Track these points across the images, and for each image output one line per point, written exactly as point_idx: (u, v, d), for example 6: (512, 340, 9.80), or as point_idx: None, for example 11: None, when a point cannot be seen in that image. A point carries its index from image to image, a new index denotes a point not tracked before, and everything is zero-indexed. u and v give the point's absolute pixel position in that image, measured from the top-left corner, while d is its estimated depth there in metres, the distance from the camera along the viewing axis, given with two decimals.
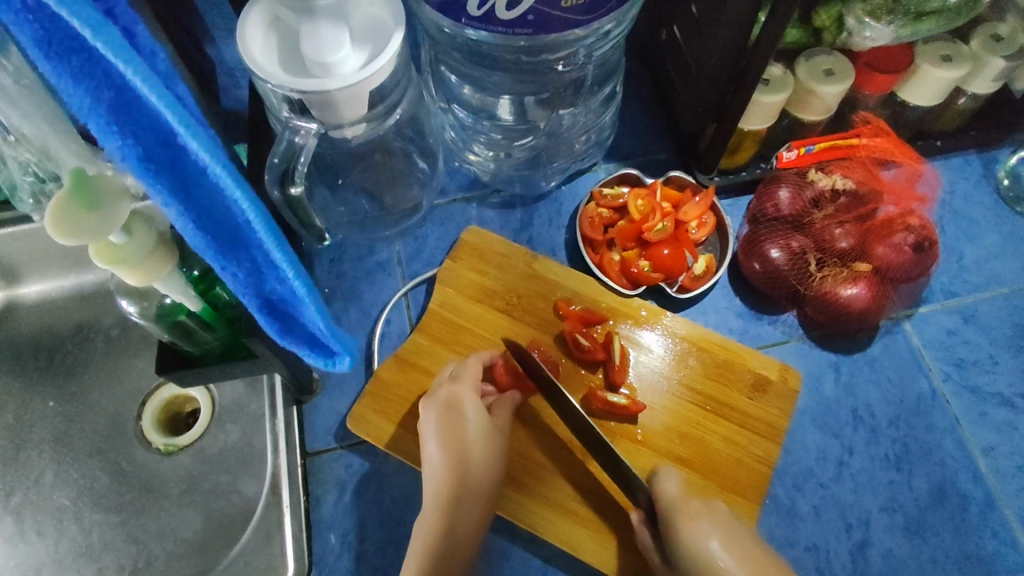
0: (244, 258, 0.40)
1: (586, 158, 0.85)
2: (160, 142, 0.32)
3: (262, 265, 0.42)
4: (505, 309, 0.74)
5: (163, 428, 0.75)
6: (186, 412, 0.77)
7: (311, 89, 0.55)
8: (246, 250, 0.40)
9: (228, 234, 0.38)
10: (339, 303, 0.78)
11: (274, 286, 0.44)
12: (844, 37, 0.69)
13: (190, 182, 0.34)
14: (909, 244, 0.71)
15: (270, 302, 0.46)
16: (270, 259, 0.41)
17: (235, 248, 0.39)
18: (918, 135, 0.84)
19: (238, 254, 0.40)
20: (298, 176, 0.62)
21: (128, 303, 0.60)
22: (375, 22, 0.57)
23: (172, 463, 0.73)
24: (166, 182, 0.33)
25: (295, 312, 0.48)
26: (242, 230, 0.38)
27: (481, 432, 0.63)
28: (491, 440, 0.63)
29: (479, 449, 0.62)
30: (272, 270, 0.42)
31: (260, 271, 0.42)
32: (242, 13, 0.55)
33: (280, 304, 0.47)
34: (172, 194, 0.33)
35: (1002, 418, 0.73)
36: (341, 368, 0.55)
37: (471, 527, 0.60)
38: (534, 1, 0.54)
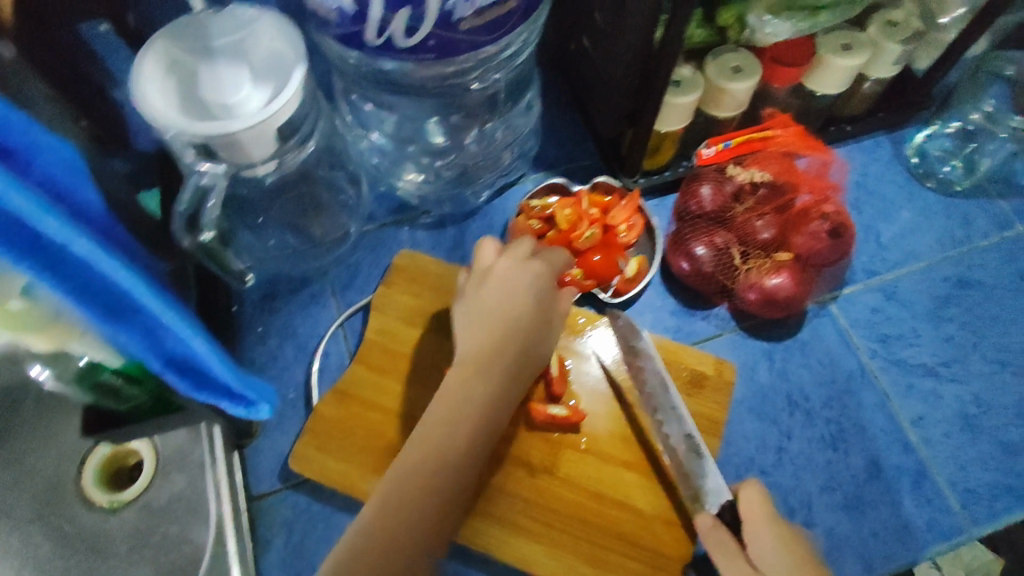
0: (133, 322, 0.39)
1: (512, 171, 0.86)
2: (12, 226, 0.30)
3: (157, 329, 0.41)
4: (440, 330, 0.74)
5: (106, 484, 0.72)
6: (130, 465, 0.73)
7: (212, 134, 0.54)
8: (135, 316, 0.39)
9: (109, 300, 0.37)
10: (273, 341, 0.77)
11: (175, 348, 0.43)
12: (748, 34, 0.72)
13: (59, 257, 0.33)
14: (825, 230, 0.73)
15: (177, 361, 0.44)
16: (161, 321, 0.40)
17: (123, 316, 0.39)
18: (829, 121, 0.87)
19: (126, 321, 0.39)
20: (209, 221, 0.61)
21: (41, 368, 0.57)
22: (276, 57, 0.58)
23: (118, 521, 0.70)
24: (30, 264, 0.32)
25: (205, 372, 0.47)
26: (122, 292, 0.37)
27: (506, 304, 0.57)
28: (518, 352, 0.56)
29: (501, 356, 0.55)
30: (166, 333, 0.41)
31: (155, 334, 0.41)
32: (134, 60, 0.55)
33: (188, 363, 0.45)
34: (40, 275, 0.32)
35: (927, 388, 0.75)
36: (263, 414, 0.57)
37: (485, 402, 0.54)
38: (434, 26, 0.53)
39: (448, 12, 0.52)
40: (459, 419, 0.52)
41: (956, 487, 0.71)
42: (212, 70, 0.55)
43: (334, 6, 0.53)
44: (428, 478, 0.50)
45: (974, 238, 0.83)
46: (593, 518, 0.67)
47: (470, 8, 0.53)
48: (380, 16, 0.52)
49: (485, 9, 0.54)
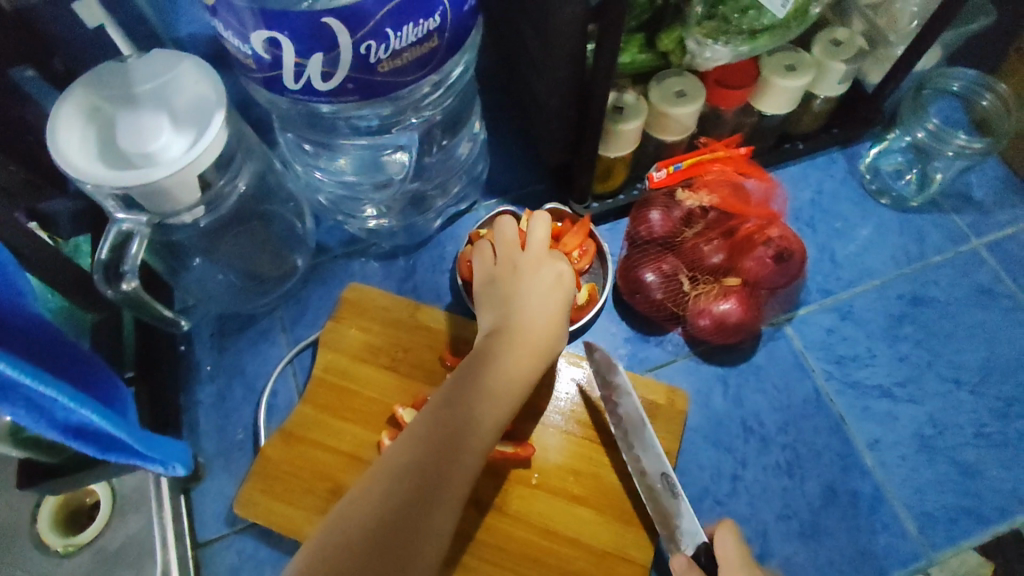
0: (16, 400, 0.43)
1: (463, 199, 0.86)
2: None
3: (45, 403, 0.44)
4: (390, 364, 0.74)
5: (62, 527, 0.70)
6: (88, 506, 0.71)
7: (128, 184, 0.53)
8: (18, 394, 0.43)
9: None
10: (222, 381, 0.76)
11: (69, 415, 0.47)
12: (689, 59, 0.72)
13: None
14: (770, 256, 0.72)
15: (75, 429, 0.48)
16: (46, 395, 0.44)
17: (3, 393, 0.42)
18: (783, 139, 0.87)
19: (11, 398, 0.42)
20: (130, 269, 0.58)
21: None
22: (199, 102, 0.57)
23: (71, 565, 0.68)
24: None
25: (104, 434, 0.51)
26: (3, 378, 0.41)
27: (542, 311, 0.57)
28: (530, 351, 0.54)
29: (512, 353, 0.53)
30: (54, 405, 0.45)
31: (43, 408, 0.44)
32: (54, 110, 0.55)
33: (87, 430, 0.49)
34: None
35: (883, 410, 0.74)
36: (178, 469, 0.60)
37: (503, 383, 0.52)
38: (350, 71, 0.53)
39: (363, 55, 0.52)
40: (464, 400, 0.50)
41: (913, 511, 0.70)
42: (132, 119, 0.55)
43: (250, 53, 0.52)
44: (415, 453, 0.47)
45: (928, 254, 0.82)
46: (543, 557, 0.65)
47: (386, 51, 0.52)
48: (294, 63, 0.52)
49: (402, 51, 0.53)
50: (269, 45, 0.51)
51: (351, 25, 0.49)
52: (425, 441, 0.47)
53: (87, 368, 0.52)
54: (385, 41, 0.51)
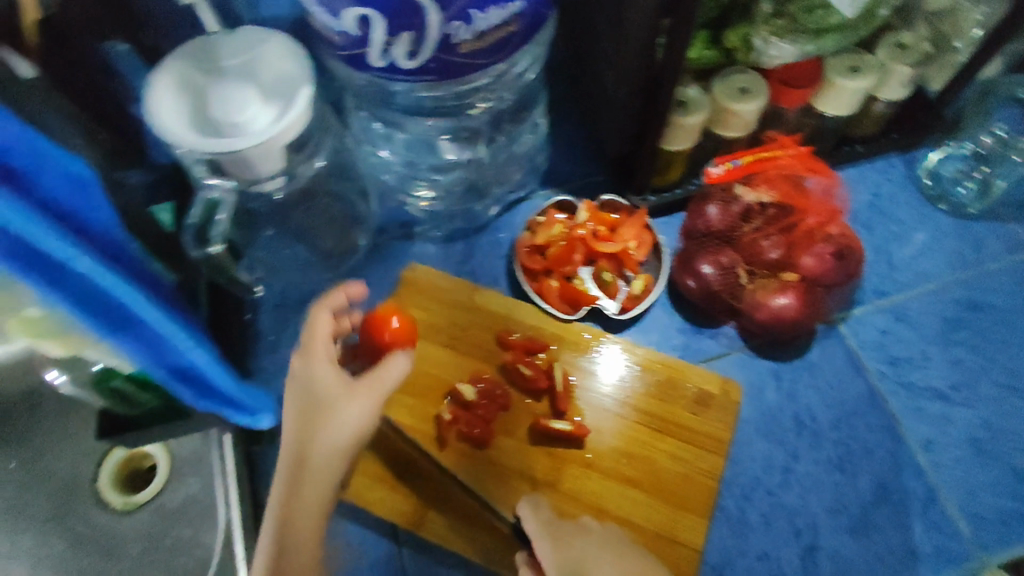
0: (136, 335, 0.43)
1: (522, 187, 0.87)
2: (25, 244, 0.34)
3: (160, 339, 0.44)
4: (448, 343, 0.75)
5: (122, 486, 0.76)
6: (145, 467, 0.78)
7: (219, 150, 0.56)
8: (138, 327, 0.42)
9: (114, 314, 0.41)
10: (285, 351, 0.79)
11: (180, 355, 0.46)
12: (754, 56, 0.72)
13: (59, 272, 0.36)
14: (830, 253, 0.73)
15: (180, 370, 0.47)
16: (161, 331, 0.43)
17: (127, 326, 0.42)
18: (841, 141, 0.87)
19: (133, 332, 0.43)
20: (218, 233, 0.63)
21: (58, 372, 0.60)
22: (286, 78, 0.60)
23: (131, 522, 0.74)
24: (37, 275, 0.35)
25: (207, 379, 0.50)
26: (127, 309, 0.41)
27: (338, 447, 0.59)
28: (353, 410, 0.60)
29: (343, 415, 0.60)
30: (169, 343, 0.45)
31: (158, 344, 0.44)
32: (149, 75, 0.57)
33: (191, 371, 0.48)
34: (46, 286, 0.36)
35: (937, 412, 0.74)
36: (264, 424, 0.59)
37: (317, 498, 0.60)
38: (434, 51, 0.55)
39: (448, 35, 0.54)
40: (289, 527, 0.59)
41: (967, 513, 0.70)
42: (222, 90, 0.57)
43: (340, 30, 0.55)
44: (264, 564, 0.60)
45: (986, 260, 0.82)
46: None
47: (469, 32, 0.54)
48: (383, 40, 0.54)
49: (485, 33, 0.55)
50: (360, 22, 0.53)
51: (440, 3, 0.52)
52: (311, 532, 0.60)
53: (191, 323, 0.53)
54: (469, 23, 0.54)
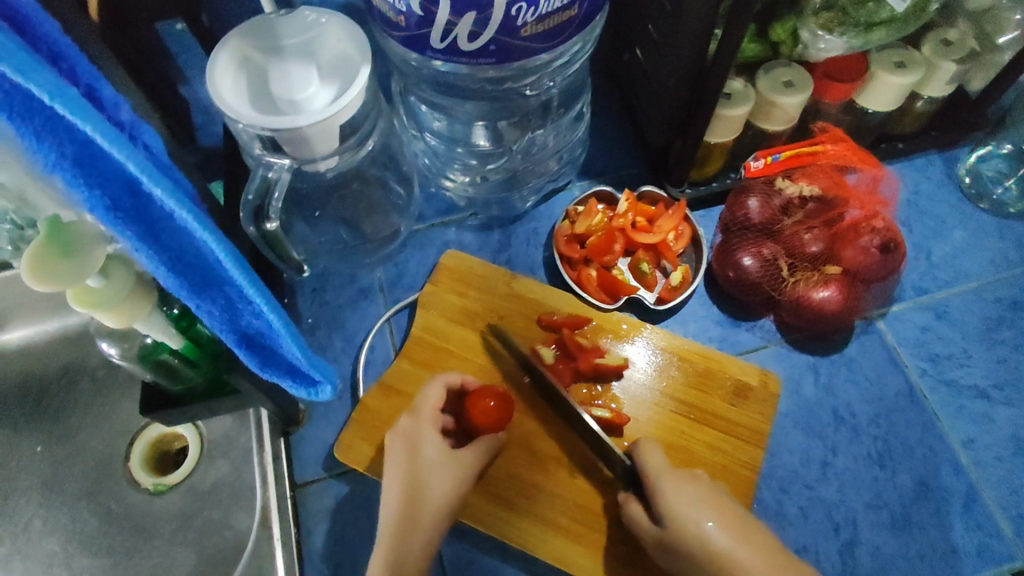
0: (216, 295, 0.40)
1: (560, 177, 0.87)
2: (128, 192, 0.32)
3: (237, 301, 0.42)
4: (487, 329, 0.76)
5: (153, 468, 0.76)
6: (175, 450, 0.77)
7: (280, 127, 0.56)
8: (219, 288, 0.40)
9: (200, 275, 0.39)
10: (322, 334, 0.79)
11: (251, 320, 0.44)
12: (801, 49, 0.73)
13: (156, 222, 0.34)
14: (876, 246, 0.73)
15: (249, 337, 0.46)
16: (244, 295, 0.41)
17: (208, 287, 0.40)
18: (880, 138, 0.87)
19: (211, 293, 0.40)
20: (274, 212, 0.63)
21: (108, 345, 0.60)
22: (343, 57, 0.60)
23: (163, 502, 0.74)
24: (133, 227, 0.33)
25: (275, 347, 0.48)
26: (213, 268, 0.39)
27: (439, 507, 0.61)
28: (444, 477, 0.62)
29: (435, 479, 0.61)
30: (246, 306, 0.42)
31: (235, 306, 0.42)
32: (211, 55, 0.58)
33: (259, 338, 0.46)
34: (141, 239, 0.34)
35: (978, 410, 0.74)
36: (324, 397, 0.55)
37: (420, 555, 0.59)
38: (495, 33, 0.55)
39: (512, 17, 0.54)
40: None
41: (1008, 512, 0.69)
42: (282, 68, 0.58)
43: (403, 10, 0.55)
44: None
45: None
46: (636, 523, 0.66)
47: (532, 14, 0.55)
48: (446, 21, 0.55)
49: (547, 17, 0.56)
50: (424, 2, 0.53)
51: None
52: None
53: None
54: (534, 5, 0.54)
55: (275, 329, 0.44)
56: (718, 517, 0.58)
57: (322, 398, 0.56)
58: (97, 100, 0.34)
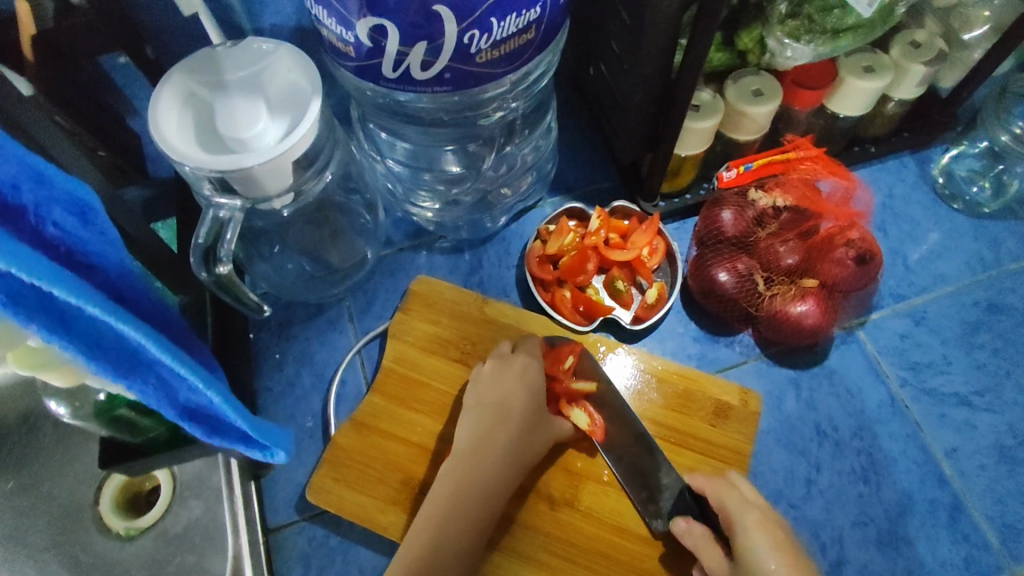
0: (147, 376, 0.40)
1: (530, 195, 0.85)
2: (25, 286, 0.32)
3: (172, 379, 0.42)
4: (461, 358, 0.73)
5: (124, 511, 0.73)
6: (147, 490, 0.74)
7: (228, 168, 0.54)
8: (149, 368, 0.40)
9: (126, 357, 0.39)
10: (291, 369, 0.77)
11: (192, 396, 0.44)
12: (768, 58, 0.71)
13: (64, 314, 0.34)
14: (851, 258, 0.72)
15: (192, 411, 0.45)
16: (176, 373, 0.41)
17: (138, 369, 0.40)
18: (852, 141, 0.86)
19: (142, 373, 0.40)
20: (225, 254, 0.59)
21: (58, 404, 0.57)
22: (292, 89, 0.58)
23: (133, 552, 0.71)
24: (41, 322, 0.34)
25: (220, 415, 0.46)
26: (136, 348, 0.39)
27: (520, 445, 0.61)
28: (498, 466, 0.60)
29: (517, 420, 0.62)
30: (182, 383, 0.42)
31: (169, 386, 0.42)
32: (153, 93, 0.55)
33: (204, 411, 0.46)
34: (52, 331, 0.34)
35: (961, 418, 0.73)
36: (281, 458, 0.54)
37: (490, 477, 0.60)
38: (449, 61, 0.53)
39: (465, 45, 0.52)
40: (458, 491, 0.58)
41: (994, 522, 0.69)
42: (228, 105, 0.56)
43: (351, 40, 0.53)
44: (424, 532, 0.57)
45: (1004, 260, 0.81)
46: (616, 554, 0.65)
47: (487, 41, 0.53)
48: (397, 51, 0.52)
49: (502, 42, 0.53)
50: (373, 33, 0.51)
51: (458, 14, 0.50)
52: (472, 509, 0.58)
53: (197, 349, 0.51)
54: (487, 31, 0.52)
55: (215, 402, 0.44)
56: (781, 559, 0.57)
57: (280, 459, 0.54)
58: None
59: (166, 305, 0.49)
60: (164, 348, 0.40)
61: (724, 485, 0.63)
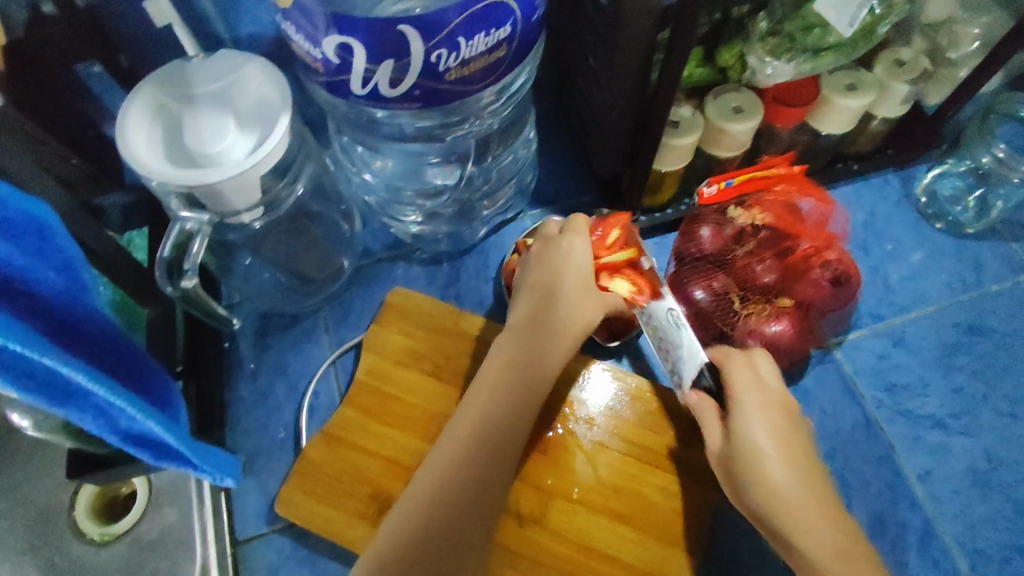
0: (84, 405, 0.42)
1: (509, 208, 0.85)
2: None
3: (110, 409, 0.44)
4: (434, 372, 0.73)
5: (98, 516, 0.74)
6: (123, 496, 0.74)
7: (192, 183, 0.53)
8: (85, 398, 0.42)
9: (61, 388, 0.40)
10: (265, 379, 0.76)
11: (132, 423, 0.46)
12: (749, 75, 0.70)
13: None
14: (827, 279, 0.71)
15: (134, 436, 0.47)
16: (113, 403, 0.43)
17: (73, 398, 0.41)
18: (836, 158, 0.85)
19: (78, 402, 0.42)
20: (191, 268, 0.59)
21: (21, 416, 0.56)
22: (264, 103, 0.58)
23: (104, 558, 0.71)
24: None
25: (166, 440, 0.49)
26: (67, 377, 0.40)
27: (577, 322, 0.61)
28: (557, 347, 0.60)
29: (575, 299, 0.61)
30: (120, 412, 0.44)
31: (107, 414, 0.44)
32: (122, 105, 0.55)
33: (147, 437, 0.48)
34: None
35: (936, 441, 0.72)
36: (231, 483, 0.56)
37: (551, 354, 0.59)
38: (417, 78, 0.53)
39: (432, 64, 0.52)
40: (523, 364, 0.58)
41: (965, 547, 0.68)
42: (197, 120, 0.55)
43: (318, 57, 0.53)
44: (483, 409, 0.57)
45: (986, 282, 0.80)
46: None
47: (455, 59, 0.52)
48: (364, 68, 0.52)
49: (471, 60, 0.53)
50: (341, 50, 0.51)
51: (424, 34, 0.50)
52: (536, 386, 0.58)
53: (147, 370, 0.52)
54: (455, 50, 0.51)
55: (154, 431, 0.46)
56: (801, 481, 0.56)
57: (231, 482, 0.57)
58: None
59: (122, 328, 0.50)
60: (94, 378, 0.41)
61: (746, 390, 0.60)
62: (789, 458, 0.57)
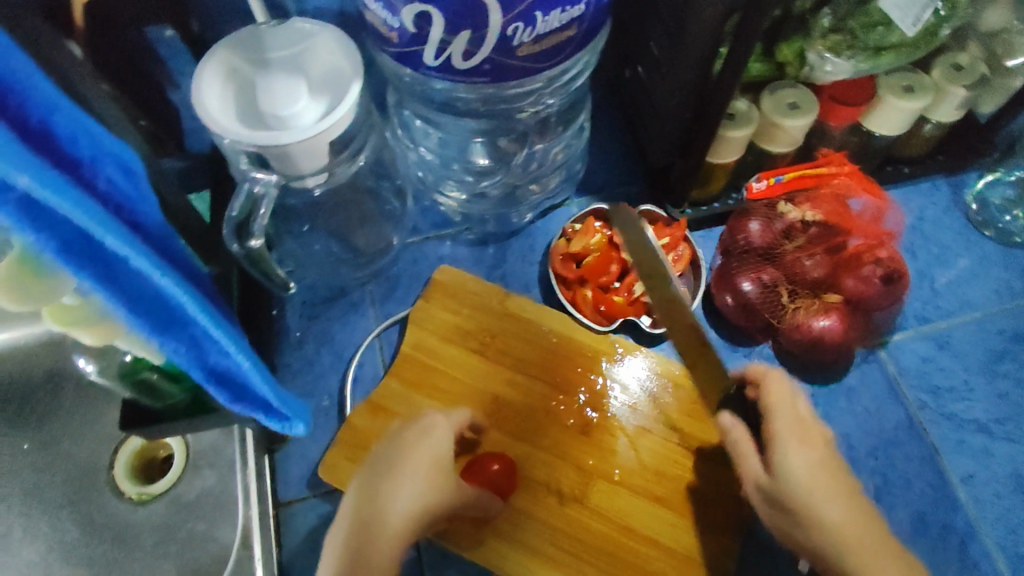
0: (181, 335, 0.44)
1: (557, 193, 0.86)
2: (77, 235, 0.35)
3: (202, 340, 0.46)
4: (479, 349, 0.73)
5: (137, 476, 0.74)
6: (160, 459, 0.75)
7: (265, 143, 0.54)
8: (183, 327, 0.44)
9: (163, 315, 0.42)
10: (311, 348, 0.78)
11: (219, 357, 0.47)
12: (807, 70, 0.70)
13: (112, 268, 0.38)
14: (878, 276, 0.72)
15: (218, 372, 0.49)
16: (208, 334, 0.45)
17: (173, 326, 0.44)
18: (887, 161, 0.85)
19: (177, 331, 0.44)
20: (259, 229, 0.61)
21: (88, 362, 0.61)
22: (334, 72, 0.59)
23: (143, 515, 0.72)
24: (90, 270, 0.37)
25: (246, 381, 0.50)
26: (172, 306, 0.43)
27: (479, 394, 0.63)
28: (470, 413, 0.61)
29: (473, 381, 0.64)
30: (212, 344, 0.46)
31: (200, 344, 0.46)
32: (197, 66, 0.56)
33: (229, 375, 0.49)
34: (97, 282, 0.37)
35: (979, 446, 0.72)
36: (300, 431, 0.58)
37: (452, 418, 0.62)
38: (490, 52, 0.54)
39: (507, 38, 0.53)
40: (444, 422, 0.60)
41: (1006, 552, 0.68)
42: (270, 83, 0.57)
43: (395, 26, 0.54)
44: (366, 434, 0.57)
45: None
46: (624, 555, 0.65)
47: (529, 34, 0.53)
48: (440, 39, 0.53)
49: (544, 36, 0.54)
50: (419, 19, 0.52)
51: (503, 6, 0.50)
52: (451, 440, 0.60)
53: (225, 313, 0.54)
54: (531, 25, 0.52)
55: (240, 365, 0.47)
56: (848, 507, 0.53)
57: (298, 431, 0.58)
58: (53, 137, 0.35)
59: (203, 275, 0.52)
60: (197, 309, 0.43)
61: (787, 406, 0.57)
62: (838, 485, 0.54)
